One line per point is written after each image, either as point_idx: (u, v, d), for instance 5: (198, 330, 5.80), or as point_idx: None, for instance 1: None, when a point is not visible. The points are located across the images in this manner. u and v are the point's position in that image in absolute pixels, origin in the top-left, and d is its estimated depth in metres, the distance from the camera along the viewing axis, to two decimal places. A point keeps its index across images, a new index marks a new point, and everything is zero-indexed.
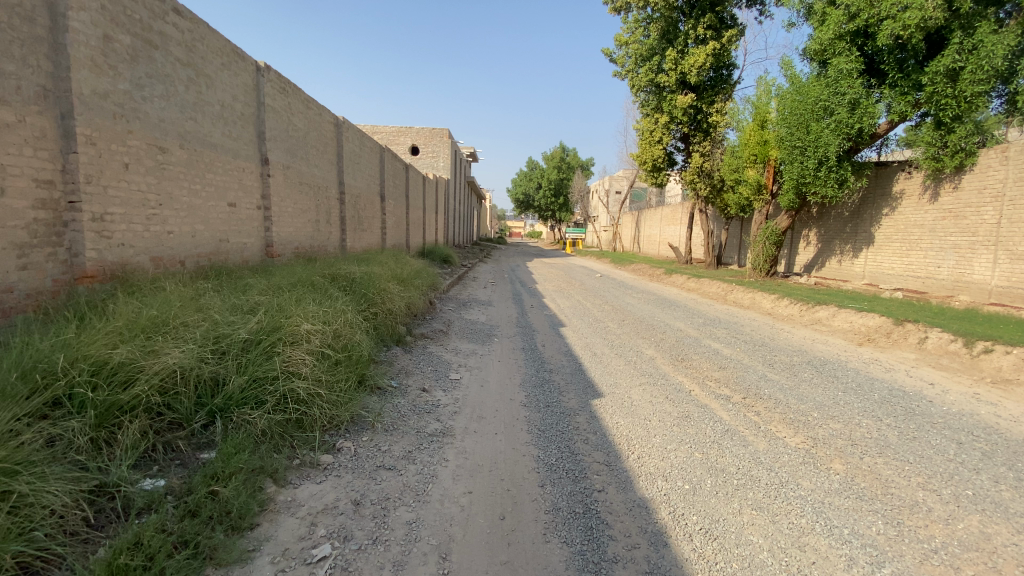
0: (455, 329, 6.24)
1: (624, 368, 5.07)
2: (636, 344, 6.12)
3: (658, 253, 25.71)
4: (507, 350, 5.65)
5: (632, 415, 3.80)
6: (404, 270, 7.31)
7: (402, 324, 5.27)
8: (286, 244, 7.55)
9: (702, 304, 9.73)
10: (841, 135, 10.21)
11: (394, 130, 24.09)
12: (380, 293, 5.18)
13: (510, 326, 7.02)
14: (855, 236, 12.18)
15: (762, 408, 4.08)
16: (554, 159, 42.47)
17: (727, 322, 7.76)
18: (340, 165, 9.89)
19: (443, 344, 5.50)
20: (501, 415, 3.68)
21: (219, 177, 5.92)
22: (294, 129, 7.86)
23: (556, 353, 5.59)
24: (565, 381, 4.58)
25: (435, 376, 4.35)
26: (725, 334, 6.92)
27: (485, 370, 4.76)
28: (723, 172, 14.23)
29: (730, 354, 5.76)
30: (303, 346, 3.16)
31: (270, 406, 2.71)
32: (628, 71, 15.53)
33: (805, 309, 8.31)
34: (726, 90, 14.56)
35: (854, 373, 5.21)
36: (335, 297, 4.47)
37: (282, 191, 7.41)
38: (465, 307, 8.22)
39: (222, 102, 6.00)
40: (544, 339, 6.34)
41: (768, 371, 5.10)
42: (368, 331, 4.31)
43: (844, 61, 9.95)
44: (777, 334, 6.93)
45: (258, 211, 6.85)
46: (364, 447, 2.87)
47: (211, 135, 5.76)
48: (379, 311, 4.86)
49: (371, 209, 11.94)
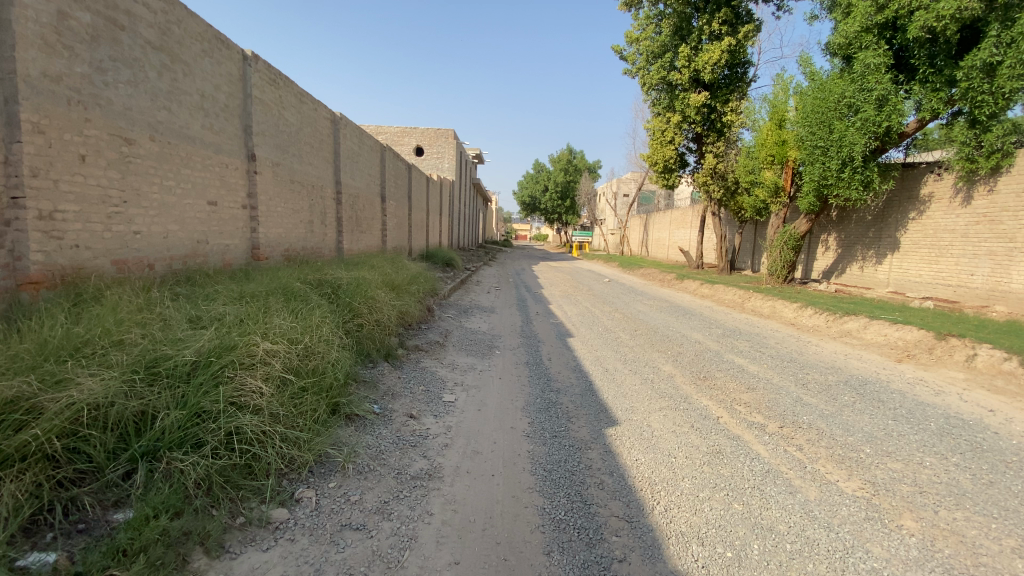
0: (453, 340, 5.70)
1: (640, 388, 4.51)
2: (651, 359, 5.55)
3: (668, 257, 25.06)
4: (510, 365, 5.10)
5: (653, 449, 3.24)
6: (400, 275, 6.78)
7: (393, 336, 4.74)
8: (274, 246, 7.04)
9: (719, 312, 9.14)
10: (867, 133, 9.61)
11: (398, 130, 23.62)
12: (368, 301, 4.65)
13: (513, 337, 6.47)
14: (879, 242, 11.56)
15: (803, 442, 3.50)
16: (561, 161, 41.91)
17: (749, 334, 7.17)
18: (337, 163, 9.40)
19: (439, 357, 4.97)
20: (499, 449, 3.13)
21: (197, 174, 5.44)
22: (286, 124, 7.38)
23: (563, 370, 5.04)
24: (574, 404, 4.03)
25: (426, 398, 3.81)
26: (748, 347, 6.34)
27: (483, 390, 4.22)
28: (738, 174, 13.68)
29: (756, 372, 5.18)
30: (260, 369, 2.64)
31: (209, 449, 2.19)
32: (639, 68, 14.99)
33: (832, 319, 7.70)
34: (741, 89, 13.98)
35: (900, 396, 4.63)
36: (312, 308, 3.94)
37: (271, 190, 6.92)
38: (466, 315, 7.69)
39: (202, 92, 5.52)
40: (551, 352, 5.79)
41: (803, 394, 4.52)
42: (349, 347, 3.78)
43: (872, 55, 9.32)
44: (806, 349, 6.33)
45: (243, 210, 6.35)
46: (328, 498, 2.34)
47: (187, 127, 5.27)
48: (365, 323, 4.33)
49: (370, 210, 11.44)
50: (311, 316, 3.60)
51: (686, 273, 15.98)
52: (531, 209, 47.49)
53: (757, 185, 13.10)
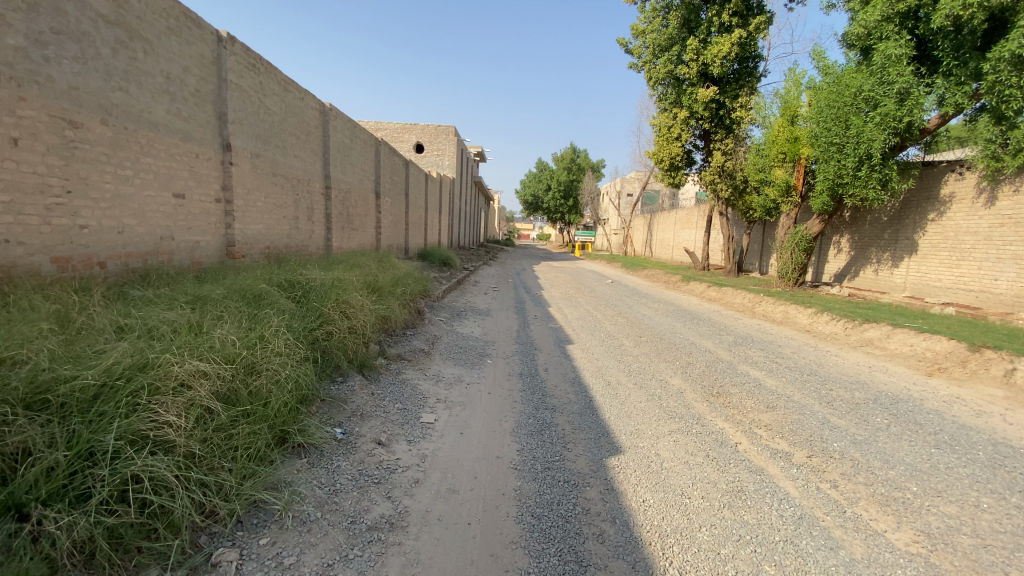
0: (441, 348, 5.20)
1: (647, 406, 4.01)
2: (657, 371, 5.05)
3: (672, 258, 24.50)
4: (502, 376, 4.62)
5: (664, 486, 2.75)
6: (388, 276, 6.29)
7: (370, 345, 4.24)
8: (252, 243, 6.55)
9: (728, 317, 8.64)
10: (886, 129, 9.08)
11: (399, 126, 23.07)
12: (342, 305, 4.17)
13: (508, 344, 5.98)
14: (895, 244, 11.02)
15: (837, 476, 3.02)
16: (564, 160, 41.39)
17: (762, 342, 6.67)
18: (326, 157, 8.90)
19: (423, 368, 4.48)
20: (481, 486, 2.64)
21: (160, 163, 4.95)
22: (267, 112, 6.88)
23: (561, 383, 4.54)
24: (570, 427, 3.54)
25: (401, 419, 3.32)
26: (762, 357, 5.84)
27: (469, 408, 3.73)
28: (746, 172, 13.18)
29: (775, 388, 4.68)
30: (182, 395, 2.15)
31: (96, 503, 1.70)
32: (645, 62, 14.45)
33: (851, 327, 7.19)
34: (751, 84, 13.46)
35: (938, 417, 4.12)
36: (269, 315, 3.45)
37: (249, 183, 6.43)
38: (459, 319, 7.19)
39: (166, 72, 5.03)
40: (547, 361, 5.28)
41: (832, 416, 4.01)
42: (311, 361, 3.30)
43: (893, 46, 8.78)
44: (826, 360, 5.82)
45: (216, 204, 5.87)
46: (255, 561, 1.84)
47: (148, 111, 4.79)
48: (337, 328, 3.83)
49: (363, 207, 10.95)
50: (267, 326, 3.12)
51: (692, 275, 15.45)
52: (534, 208, 46.92)
53: (767, 184, 12.59)
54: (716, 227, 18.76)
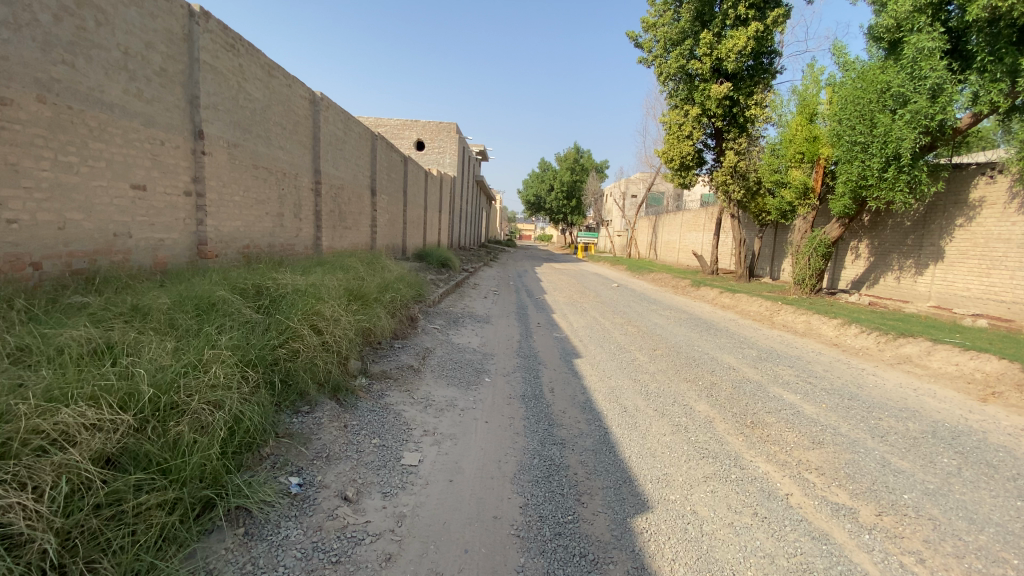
0: (433, 363, 4.57)
1: (672, 443, 3.38)
2: (678, 393, 4.43)
3: (678, 261, 23.85)
4: (502, 399, 3.99)
5: (708, 565, 2.12)
6: (376, 280, 5.67)
7: (348, 363, 3.63)
8: (228, 241, 5.93)
9: (745, 327, 8.01)
10: (917, 128, 8.44)
11: (399, 122, 22.43)
12: (315, 316, 3.54)
13: (508, 357, 5.36)
14: (919, 250, 10.39)
15: (920, 545, 2.41)
16: (568, 160, 40.77)
17: (788, 357, 6.05)
18: (316, 149, 8.27)
19: (410, 390, 3.87)
20: (472, 565, 2.00)
21: (114, 150, 4.35)
22: (248, 98, 6.25)
23: (570, 408, 3.91)
24: (584, 471, 2.91)
25: (378, 462, 2.70)
26: (793, 376, 5.22)
27: (462, 444, 3.11)
28: (760, 172, 12.56)
29: (815, 417, 4.06)
30: (49, 461, 1.59)
31: None
32: (655, 57, 13.82)
33: (884, 341, 6.55)
34: (766, 81, 12.84)
35: (1012, 456, 3.50)
36: (215, 332, 2.85)
37: (225, 175, 5.81)
38: (456, 328, 6.56)
39: (124, 47, 4.42)
40: (553, 380, 4.66)
41: (891, 456, 3.39)
42: (265, 390, 2.69)
43: (926, 38, 8.13)
44: (865, 382, 5.19)
45: (185, 198, 5.26)
46: None
47: (100, 90, 4.18)
48: (306, 344, 3.19)
49: (357, 204, 10.33)
50: (210, 348, 2.52)
51: (702, 279, 14.83)
52: (536, 208, 46.23)
53: (783, 186, 11.97)
54: (726, 230, 18.16)
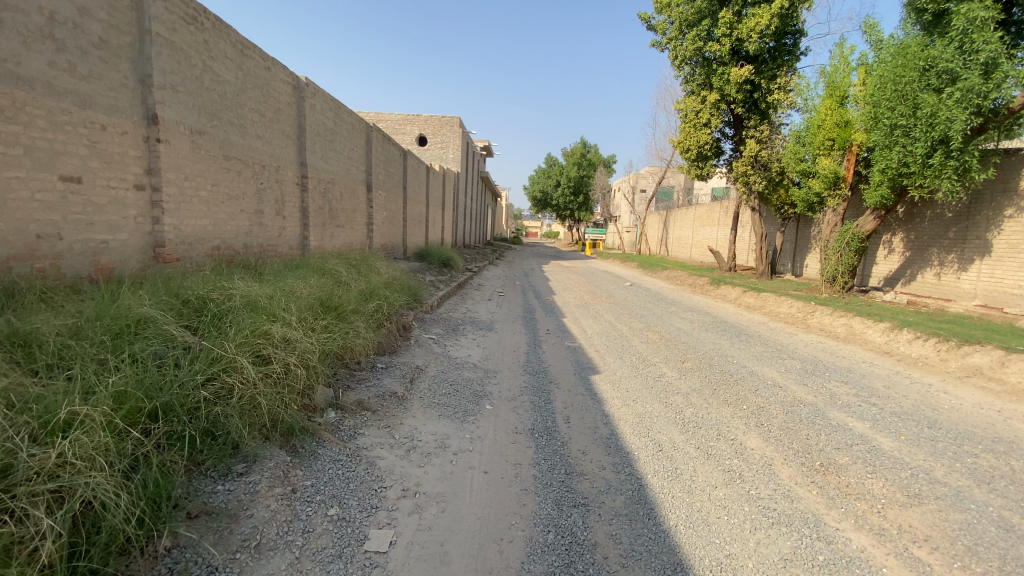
0: (423, 387, 3.79)
1: (728, 502, 2.58)
2: (722, 424, 3.63)
3: (691, 257, 22.92)
4: (506, 435, 3.21)
5: None
6: (360, 286, 4.90)
7: (304, 399, 2.86)
8: (193, 243, 5.18)
9: (778, 332, 7.19)
10: (967, 108, 7.48)
11: (400, 117, 21.71)
12: (262, 338, 2.76)
13: (515, 374, 4.60)
14: (963, 243, 9.47)
15: None
16: (575, 155, 39.88)
17: (839, 370, 5.23)
18: (301, 140, 7.52)
19: (391, 426, 3.09)
20: None
21: (36, 135, 3.61)
22: (215, 79, 5.49)
23: (592, 447, 3.13)
24: (617, 554, 2.12)
25: (332, 550, 1.94)
26: (852, 396, 4.41)
27: (454, 510, 2.34)
28: (785, 161, 11.68)
29: (899, 457, 3.26)
30: None
31: None
32: (669, 39, 12.93)
33: (947, 349, 5.70)
34: (790, 63, 11.94)
35: None
36: (107, 373, 2.12)
37: (187, 167, 5.05)
38: (455, 337, 5.80)
39: (48, 11, 3.67)
40: (569, 404, 3.89)
41: (1014, 516, 2.59)
42: (164, 455, 1.95)
43: (979, 7, 7.18)
44: (938, 403, 4.36)
45: (137, 192, 4.51)
46: None
47: (16, 61, 3.44)
48: (242, 380, 2.42)
49: (350, 200, 9.58)
50: (76, 404, 1.80)
51: (720, 277, 13.96)
52: (542, 205, 45.32)
53: (811, 176, 11.08)
54: (743, 224, 17.30)
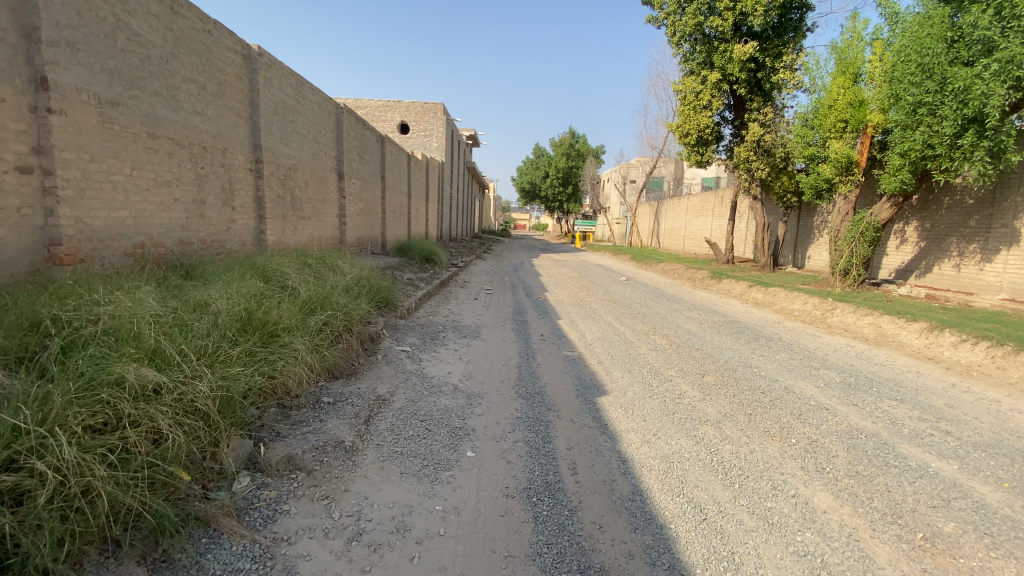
0: (382, 426, 2.91)
1: None
2: (773, 472, 2.77)
3: (685, 249, 22.19)
4: (494, 502, 2.32)
5: None
6: (311, 293, 3.99)
7: (190, 472, 1.98)
8: (105, 240, 4.20)
9: (800, 333, 6.41)
10: (1006, 82, 6.69)
11: (380, 103, 20.62)
12: (116, 389, 1.88)
13: (503, 397, 3.73)
14: (986, 232, 8.77)
15: None
16: (563, 146, 39.00)
17: (888, 385, 4.42)
18: (255, 118, 6.52)
19: (328, 496, 2.19)
20: None
21: None
22: (134, 39, 4.48)
23: (613, 519, 2.26)
24: None
25: None
26: (917, 421, 3.61)
27: None
28: (791, 146, 10.89)
29: (1016, 519, 2.44)
30: None
31: None
32: (667, 14, 12.02)
33: (1005, 355, 4.95)
34: (796, 40, 11.14)
35: None
36: None
37: (95, 146, 4.06)
38: (432, 347, 4.93)
39: None
40: (573, 443, 3.02)
41: None
42: None
43: None
44: (1021, 429, 3.56)
45: (21, 177, 3.54)
46: None
47: None
48: (59, 465, 1.56)
49: (318, 189, 8.60)
50: None
51: (721, 270, 13.18)
52: (530, 197, 44.35)
53: (821, 160, 10.32)
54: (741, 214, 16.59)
